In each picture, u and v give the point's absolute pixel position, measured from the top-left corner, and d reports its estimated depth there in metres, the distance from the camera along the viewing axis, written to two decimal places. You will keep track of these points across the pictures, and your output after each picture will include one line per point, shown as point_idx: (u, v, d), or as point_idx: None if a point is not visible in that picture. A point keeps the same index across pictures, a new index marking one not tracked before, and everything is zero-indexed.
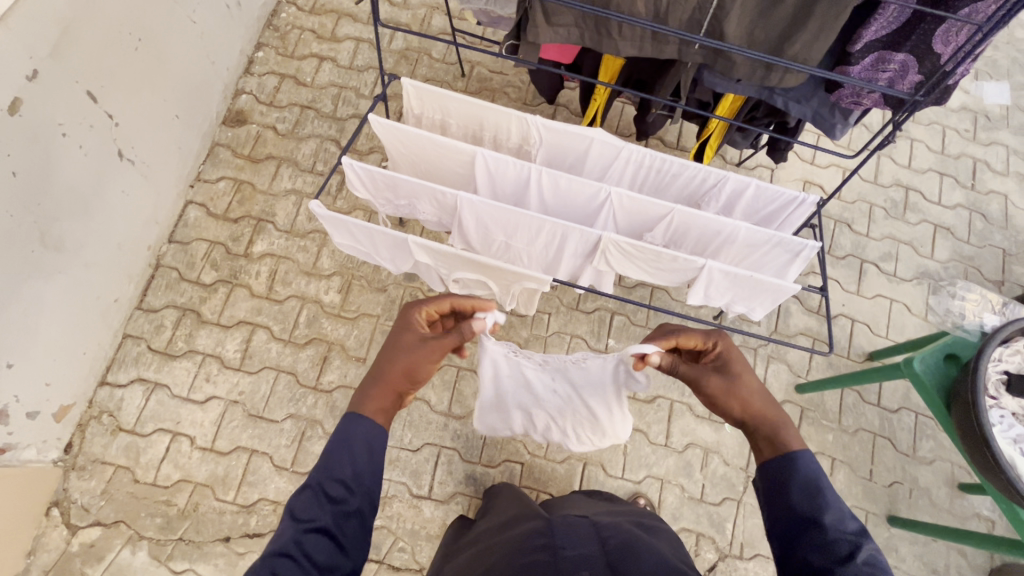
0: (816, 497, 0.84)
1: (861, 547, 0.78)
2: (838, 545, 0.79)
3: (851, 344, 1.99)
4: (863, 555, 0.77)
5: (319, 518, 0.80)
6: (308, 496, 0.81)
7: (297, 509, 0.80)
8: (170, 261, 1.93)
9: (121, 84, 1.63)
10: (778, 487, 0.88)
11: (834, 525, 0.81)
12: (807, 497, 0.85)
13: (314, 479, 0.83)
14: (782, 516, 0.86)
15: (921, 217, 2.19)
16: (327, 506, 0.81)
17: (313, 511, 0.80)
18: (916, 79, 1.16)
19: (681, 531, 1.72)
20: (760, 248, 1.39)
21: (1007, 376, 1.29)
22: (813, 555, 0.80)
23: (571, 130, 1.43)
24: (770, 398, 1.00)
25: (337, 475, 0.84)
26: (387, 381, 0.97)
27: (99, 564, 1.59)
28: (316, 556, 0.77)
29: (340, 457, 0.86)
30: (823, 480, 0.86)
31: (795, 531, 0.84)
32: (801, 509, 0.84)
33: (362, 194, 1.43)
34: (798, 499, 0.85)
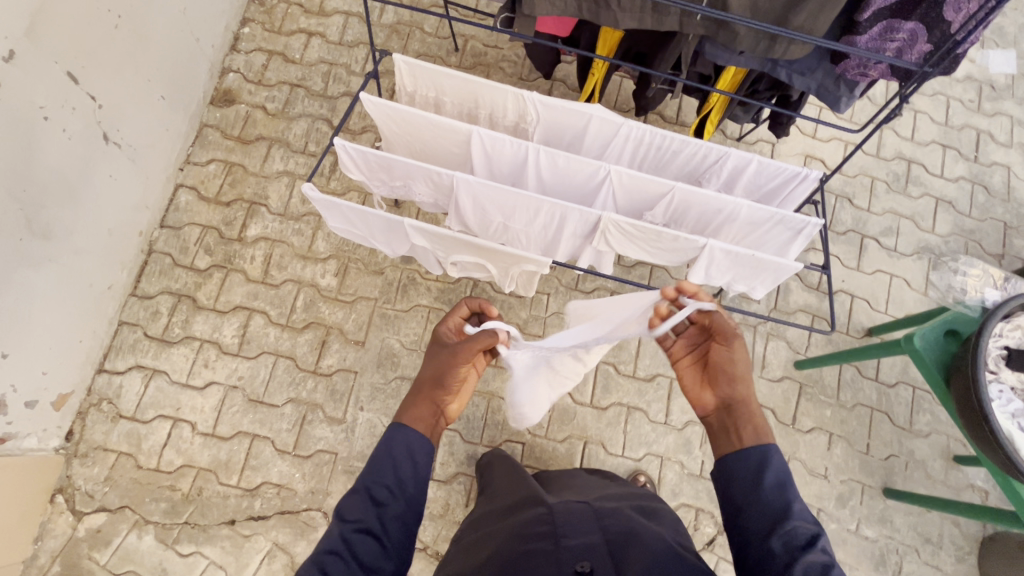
0: (787, 487, 0.87)
1: (821, 535, 0.82)
2: (799, 532, 0.82)
3: (850, 320, 1.99)
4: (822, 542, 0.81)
5: (364, 519, 0.84)
6: (356, 498, 0.86)
7: (344, 511, 0.84)
8: (163, 246, 1.90)
9: (103, 64, 1.58)
10: (751, 477, 0.89)
11: (798, 513, 0.84)
12: (777, 488, 0.87)
13: (359, 483, 0.87)
14: (746, 502, 0.87)
15: (922, 190, 2.17)
16: (373, 508, 0.85)
17: (359, 512, 0.84)
18: (925, 49, 1.13)
19: (680, 506, 1.74)
20: (762, 226, 1.36)
21: (1007, 351, 1.28)
22: (776, 543, 0.81)
23: (569, 107, 1.39)
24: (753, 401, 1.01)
25: (380, 477, 0.87)
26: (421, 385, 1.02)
27: (106, 549, 1.60)
28: (359, 556, 0.81)
29: (383, 458, 0.89)
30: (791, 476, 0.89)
31: (757, 518, 0.86)
32: (772, 501, 0.86)
33: (356, 176, 1.39)
34: (769, 490, 0.87)
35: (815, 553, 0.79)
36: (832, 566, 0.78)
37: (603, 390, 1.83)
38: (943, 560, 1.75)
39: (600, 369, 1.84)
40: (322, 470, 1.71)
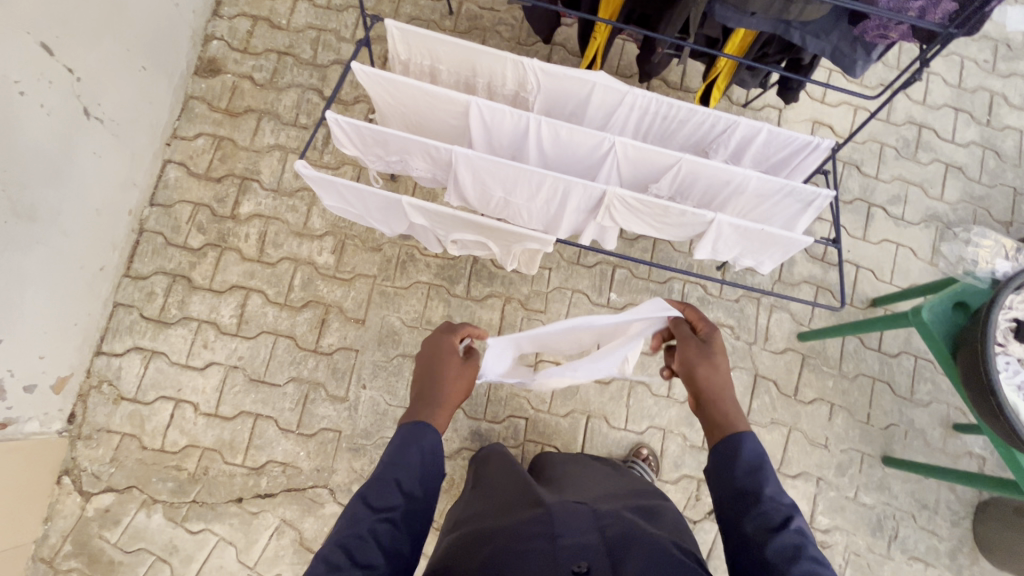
0: (759, 473, 0.87)
1: (794, 517, 0.81)
2: (772, 514, 0.82)
3: (854, 291, 1.97)
4: (795, 525, 0.80)
5: (393, 507, 0.85)
6: (381, 486, 0.86)
7: (371, 497, 0.85)
8: (154, 225, 1.85)
9: (77, 34, 1.49)
10: (722, 466, 0.90)
11: (771, 497, 0.84)
12: (749, 475, 0.87)
13: (387, 473, 0.88)
14: (721, 490, 0.89)
15: (932, 156, 2.11)
16: (403, 498, 0.87)
17: (388, 500, 0.85)
18: (950, 8, 1.06)
19: (683, 477, 1.77)
20: (771, 197, 1.32)
21: (1016, 323, 1.27)
22: (750, 526, 0.82)
23: (572, 74, 1.33)
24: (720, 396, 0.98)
25: (407, 468, 0.90)
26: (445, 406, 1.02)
27: (116, 528, 1.62)
28: (384, 543, 0.81)
29: (406, 453, 0.91)
30: (765, 461, 0.89)
31: (733, 503, 0.86)
32: (742, 485, 0.86)
33: (350, 151, 1.33)
34: (740, 474, 0.88)
35: (787, 536, 0.79)
36: (804, 548, 0.78)
37: None
38: (939, 524, 1.79)
39: None
40: (327, 448, 1.72)
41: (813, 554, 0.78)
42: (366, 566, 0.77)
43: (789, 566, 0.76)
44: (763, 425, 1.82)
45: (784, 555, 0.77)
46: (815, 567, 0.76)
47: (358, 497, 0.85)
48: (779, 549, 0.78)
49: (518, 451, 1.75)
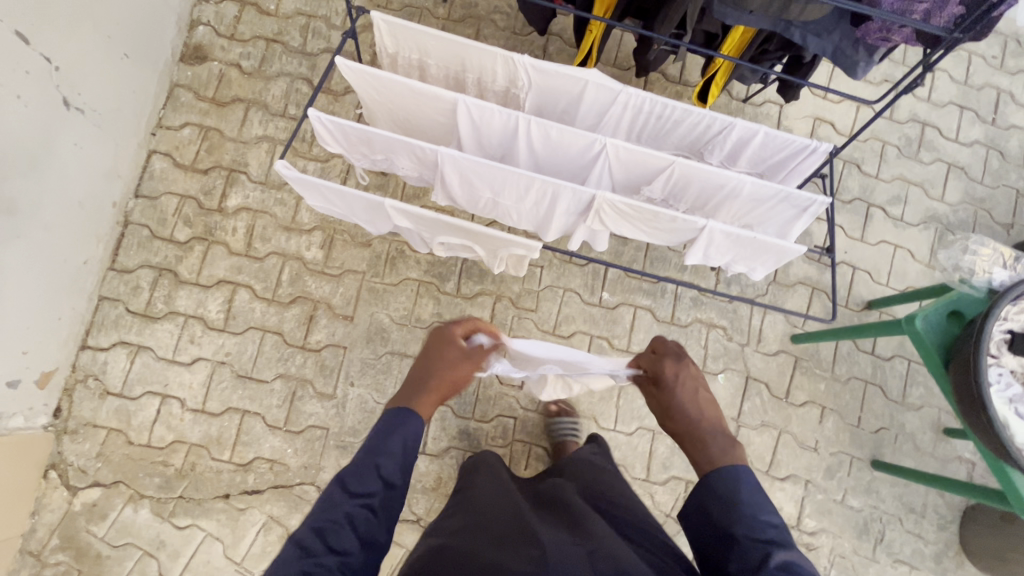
0: (732, 509, 0.88)
1: (774, 553, 0.82)
2: (751, 554, 0.83)
3: (850, 293, 1.95)
4: (775, 560, 0.81)
5: (371, 494, 0.88)
6: (363, 472, 0.90)
7: (353, 484, 0.88)
8: (139, 217, 1.82)
9: (53, 21, 1.44)
10: (700, 506, 0.93)
11: (745, 534, 0.86)
12: (725, 511, 0.89)
13: (368, 458, 0.91)
14: (705, 531, 0.90)
15: (935, 155, 2.07)
16: (381, 485, 0.90)
17: (368, 486, 0.89)
18: (956, 12, 1.01)
19: (671, 478, 1.76)
20: (765, 203, 1.29)
21: (1010, 335, 1.25)
22: (734, 565, 0.84)
23: (563, 71, 1.28)
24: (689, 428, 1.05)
25: (389, 454, 0.93)
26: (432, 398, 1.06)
27: (103, 522, 1.62)
28: (362, 530, 0.84)
29: (390, 442, 0.94)
30: (740, 494, 0.90)
31: (716, 545, 0.88)
32: (720, 523, 0.88)
33: (335, 149, 1.29)
34: (717, 512, 0.90)
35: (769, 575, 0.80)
36: None
37: None
38: (925, 528, 1.79)
39: (593, 344, 1.83)
40: (314, 445, 1.71)
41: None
42: (340, 551, 0.81)
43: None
44: (753, 427, 1.82)
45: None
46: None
47: (336, 481, 0.89)
48: None
49: (506, 450, 1.74)
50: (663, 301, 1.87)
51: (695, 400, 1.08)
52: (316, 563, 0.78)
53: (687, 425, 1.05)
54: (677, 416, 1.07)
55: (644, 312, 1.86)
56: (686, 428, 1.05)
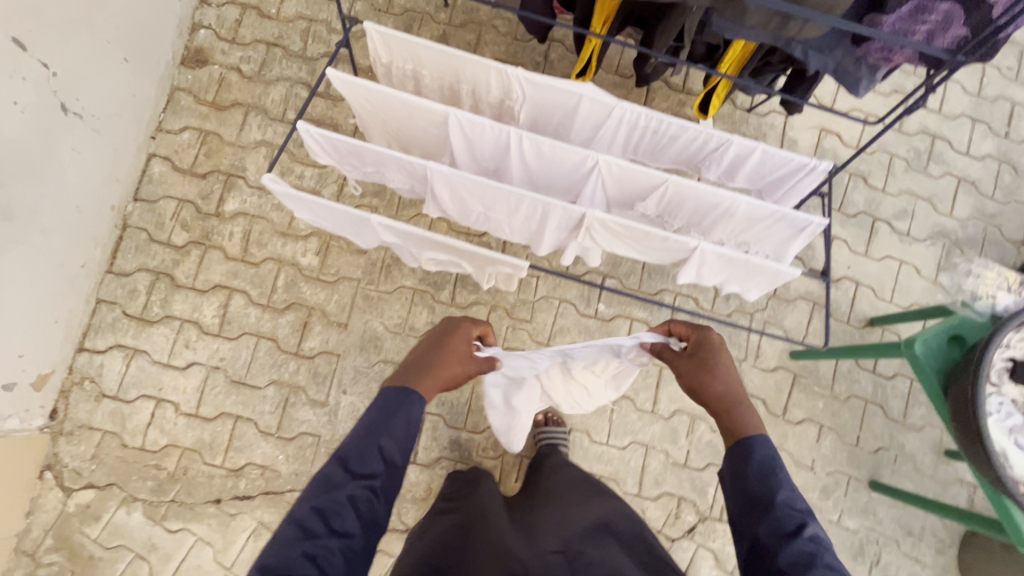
0: (770, 479, 0.92)
1: (807, 524, 0.87)
2: (785, 521, 0.87)
3: (852, 309, 1.91)
4: (808, 532, 0.86)
5: (373, 476, 0.91)
6: (364, 451, 0.92)
7: (354, 464, 0.90)
8: (138, 221, 1.83)
9: (51, 27, 1.45)
10: (738, 473, 0.95)
11: (784, 503, 0.89)
12: (761, 479, 0.92)
13: (372, 438, 0.93)
14: (735, 498, 0.93)
15: (944, 169, 2.02)
16: (383, 465, 0.92)
17: (369, 467, 0.91)
18: (959, 34, 0.98)
19: (663, 494, 1.74)
20: (761, 222, 1.26)
21: (1012, 364, 1.21)
22: (764, 530, 0.88)
23: (557, 85, 1.26)
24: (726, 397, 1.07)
25: (391, 436, 0.94)
26: (438, 383, 1.05)
27: (96, 524, 1.64)
28: (361, 511, 0.87)
29: (393, 420, 0.96)
30: (777, 464, 0.94)
31: (747, 510, 0.91)
32: (756, 491, 0.91)
33: (326, 161, 1.28)
34: (754, 480, 0.93)
35: (801, 543, 0.84)
36: (818, 555, 0.83)
37: None
38: (923, 551, 1.76)
39: None
40: (306, 452, 1.71)
41: (827, 561, 0.83)
42: (343, 533, 0.84)
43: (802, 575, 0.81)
44: None
45: (799, 560, 0.83)
46: (829, 574, 0.81)
47: (336, 460, 0.91)
48: (793, 554, 0.83)
49: (497, 462, 1.74)
50: (660, 314, 1.84)
51: (732, 375, 1.11)
52: (317, 545, 0.82)
53: (725, 394, 1.07)
54: (716, 384, 1.09)
55: (640, 324, 1.84)
56: (722, 399, 1.07)
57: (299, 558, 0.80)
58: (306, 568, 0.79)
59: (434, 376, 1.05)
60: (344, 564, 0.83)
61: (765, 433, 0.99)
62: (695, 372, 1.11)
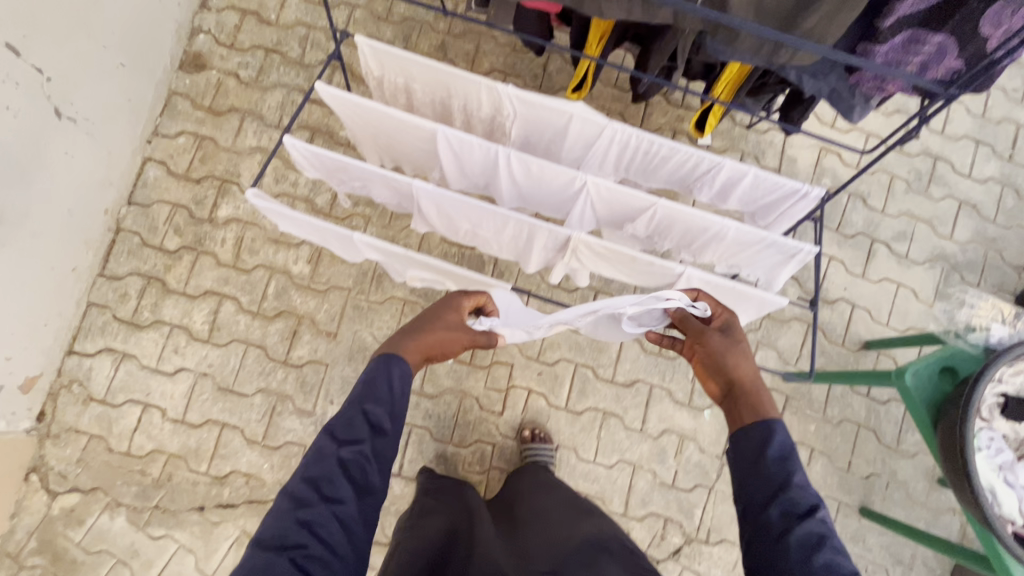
0: (790, 460, 0.87)
1: (819, 507, 0.83)
2: (800, 501, 0.83)
3: (847, 332, 1.88)
4: (821, 514, 0.82)
5: (360, 441, 0.87)
6: (350, 418, 0.89)
7: (339, 431, 0.88)
8: (131, 225, 1.83)
9: (45, 33, 1.45)
10: (753, 454, 0.89)
11: (799, 485, 0.84)
12: (780, 462, 0.87)
13: (356, 404, 0.90)
14: (749, 477, 0.87)
15: (945, 191, 1.99)
16: (369, 431, 0.89)
17: (356, 434, 0.88)
18: (953, 66, 0.98)
19: (649, 515, 1.73)
20: (751, 247, 1.25)
21: (1004, 399, 1.19)
22: (775, 513, 0.83)
23: (548, 103, 1.24)
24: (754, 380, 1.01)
25: (377, 401, 0.91)
26: (420, 349, 1.00)
27: (80, 528, 1.64)
28: (353, 475, 0.85)
29: (377, 387, 0.92)
30: (793, 452, 0.88)
31: (758, 488, 0.86)
32: (774, 475, 0.85)
33: (314, 174, 1.28)
34: (772, 462, 0.87)
35: (813, 524, 0.80)
36: (828, 537, 0.80)
37: (579, 394, 1.78)
38: None
39: (578, 373, 1.79)
40: (291, 462, 1.71)
41: (835, 543, 0.80)
42: (335, 500, 0.82)
43: (810, 557, 0.78)
44: None
45: (807, 542, 0.79)
46: (836, 556, 0.78)
47: (325, 432, 0.88)
48: (802, 536, 0.79)
49: (482, 477, 1.72)
50: None
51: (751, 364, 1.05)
52: (312, 514, 0.80)
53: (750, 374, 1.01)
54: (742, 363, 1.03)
55: (631, 341, 1.81)
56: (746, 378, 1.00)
57: (295, 527, 0.78)
58: (302, 536, 0.77)
59: (419, 340, 1.01)
60: (341, 529, 0.81)
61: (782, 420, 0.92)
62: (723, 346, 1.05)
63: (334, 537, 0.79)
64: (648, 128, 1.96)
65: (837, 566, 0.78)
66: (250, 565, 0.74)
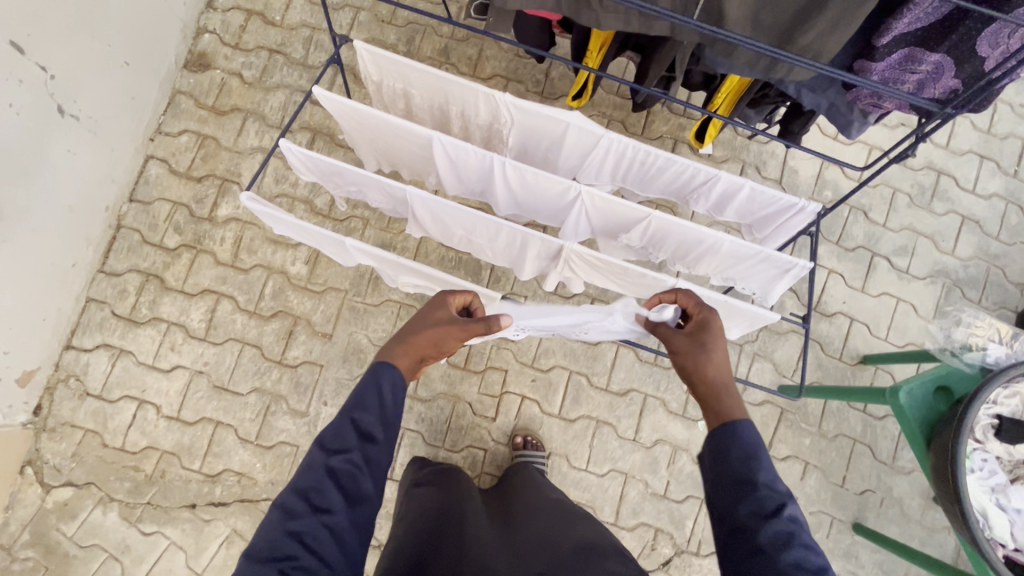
0: (753, 460, 0.80)
1: (787, 504, 0.76)
2: (766, 502, 0.76)
3: (845, 346, 1.87)
4: (788, 511, 0.75)
5: (349, 449, 0.81)
6: (338, 427, 0.83)
7: (327, 439, 0.82)
8: (132, 222, 1.84)
9: (49, 31, 1.46)
10: (716, 457, 0.83)
11: (765, 484, 0.78)
12: (745, 461, 0.80)
13: (345, 412, 0.84)
14: (717, 476, 0.82)
15: (948, 206, 1.97)
16: (358, 439, 0.83)
17: (344, 442, 0.82)
18: (951, 84, 0.98)
19: (640, 525, 1.72)
20: (745, 261, 1.24)
21: (998, 421, 1.18)
22: (743, 510, 0.77)
23: (545, 112, 1.24)
24: (723, 383, 0.93)
25: (365, 409, 0.85)
26: (410, 352, 0.96)
27: (73, 522, 1.65)
28: (345, 485, 0.79)
29: (367, 395, 0.87)
30: (761, 449, 0.82)
31: (726, 488, 0.80)
32: (738, 472, 0.79)
33: (309, 177, 1.29)
34: (736, 461, 0.81)
35: (781, 523, 0.74)
36: (797, 535, 0.74)
37: (572, 402, 1.78)
38: None
39: (572, 380, 1.78)
40: (283, 462, 1.71)
41: (805, 542, 0.74)
42: (325, 509, 0.76)
43: (778, 555, 0.72)
44: None
45: (777, 541, 0.73)
46: (807, 556, 0.72)
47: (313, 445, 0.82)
48: (772, 535, 0.74)
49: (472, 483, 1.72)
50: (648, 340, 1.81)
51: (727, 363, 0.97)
52: (302, 525, 0.74)
53: (719, 377, 0.94)
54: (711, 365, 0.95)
55: (627, 350, 1.80)
56: (712, 383, 0.93)
57: (284, 539, 0.73)
58: (294, 548, 0.72)
59: (408, 345, 0.96)
60: (333, 540, 0.75)
61: (750, 422, 0.85)
62: (689, 350, 0.98)
63: (327, 549, 0.74)
64: (648, 136, 1.96)
65: (807, 563, 0.72)
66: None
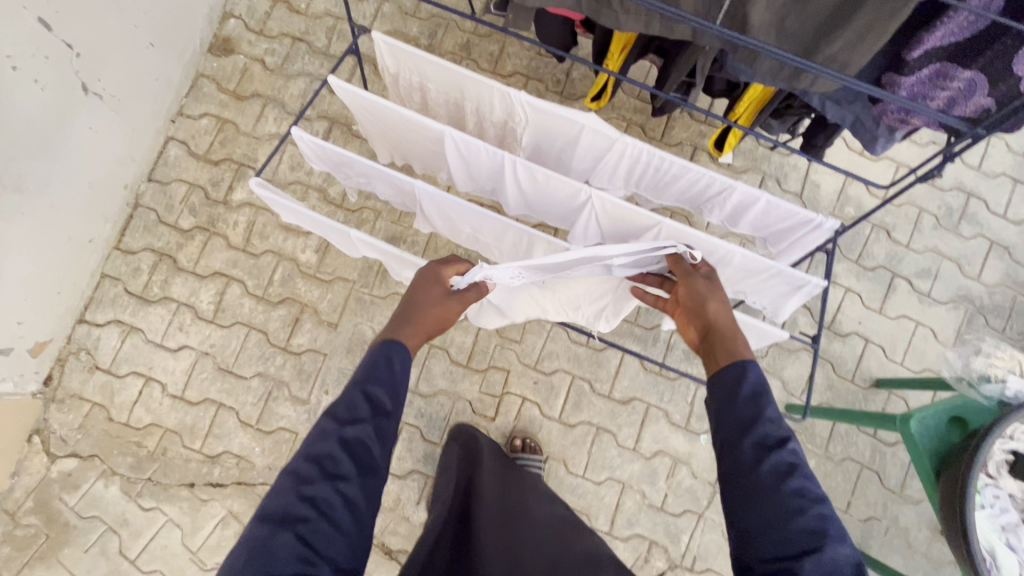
0: (762, 398, 0.89)
1: (789, 440, 0.83)
2: (767, 435, 0.84)
3: (858, 368, 1.82)
4: (789, 446, 0.83)
5: (362, 420, 0.80)
6: (352, 397, 0.83)
7: (340, 410, 0.81)
8: (149, 202, 1.87)
9: (78, 10, 1.49)
10: (727, 395, 0.91)
11: (770, 420, 0.86)
12: (752, 402, 0.89)
13: (357, 385, 0.84)
14: (725, 420, 0.89)
15: (977, 230, 1.90)
16: (371, 412, 0.82)
17: (356, 414, 0.81)
18: (984, 104, 0.94)
19: (634, 536, 1.69)
20: (757, 275, 1.20)
21: (1013, 457, 1.13)
22: (748, 444, 0.84)
23: (560, 113, 1.22)
24: (729, 327, 1.04)
25: (379, 383, 0.85)
26: (420, 333, 0.99)
27: (75, 493, 1.69)
28: (359, 457, 0.77)
29: (378, 368, 0.87)
30: (766, 390, 0.91)
31: (733, 429, 0.87)
32: (746, 412, 0.88)
33: (320, 167, 1.28)
34: (744, 402, 0.89)
35: (783, 455, 0.82)
36: (799, 466, 0.81)
37: (574, 407, 1.76)
38: None
39: (574, 385, 1.76)
40: (281, 448, 1.73)
41: (806, 473, 0.81)
42: (339, 476, 0.74)
43: (780, 484, 0.79)
44: None
45: (778, 470, 0.80)
46: (807, 484, 0.79)
47: (325, 413, 0.82)
48: (773, 468, 0.81)
49: None
50: (654, 349, 1.78)
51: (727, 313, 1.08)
52: (315, 490, 0.72)
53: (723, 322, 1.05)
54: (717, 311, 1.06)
55: (632, 358, 1.77)
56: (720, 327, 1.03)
57: (297, 503, 0.71)
58: (307, 510, 0.70)
59: (414, 320, 0.99)
60: (347, 507, 0.73)
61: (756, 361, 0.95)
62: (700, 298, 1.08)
63: (343, 519, 0.72)
64: (667, 142, 1.92)
65: (807, 492, 0.78)
66: (251, 539, 0.68)
